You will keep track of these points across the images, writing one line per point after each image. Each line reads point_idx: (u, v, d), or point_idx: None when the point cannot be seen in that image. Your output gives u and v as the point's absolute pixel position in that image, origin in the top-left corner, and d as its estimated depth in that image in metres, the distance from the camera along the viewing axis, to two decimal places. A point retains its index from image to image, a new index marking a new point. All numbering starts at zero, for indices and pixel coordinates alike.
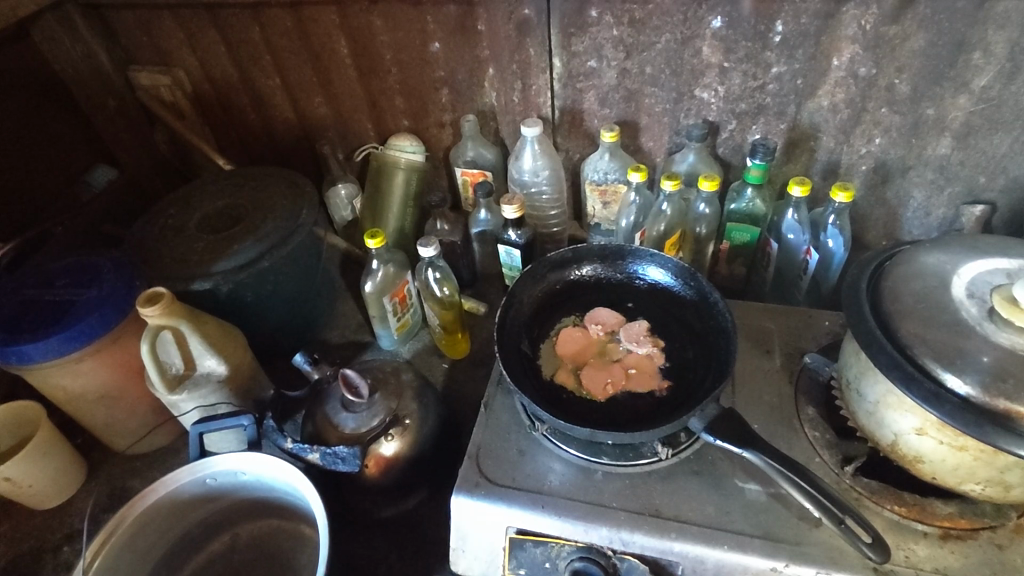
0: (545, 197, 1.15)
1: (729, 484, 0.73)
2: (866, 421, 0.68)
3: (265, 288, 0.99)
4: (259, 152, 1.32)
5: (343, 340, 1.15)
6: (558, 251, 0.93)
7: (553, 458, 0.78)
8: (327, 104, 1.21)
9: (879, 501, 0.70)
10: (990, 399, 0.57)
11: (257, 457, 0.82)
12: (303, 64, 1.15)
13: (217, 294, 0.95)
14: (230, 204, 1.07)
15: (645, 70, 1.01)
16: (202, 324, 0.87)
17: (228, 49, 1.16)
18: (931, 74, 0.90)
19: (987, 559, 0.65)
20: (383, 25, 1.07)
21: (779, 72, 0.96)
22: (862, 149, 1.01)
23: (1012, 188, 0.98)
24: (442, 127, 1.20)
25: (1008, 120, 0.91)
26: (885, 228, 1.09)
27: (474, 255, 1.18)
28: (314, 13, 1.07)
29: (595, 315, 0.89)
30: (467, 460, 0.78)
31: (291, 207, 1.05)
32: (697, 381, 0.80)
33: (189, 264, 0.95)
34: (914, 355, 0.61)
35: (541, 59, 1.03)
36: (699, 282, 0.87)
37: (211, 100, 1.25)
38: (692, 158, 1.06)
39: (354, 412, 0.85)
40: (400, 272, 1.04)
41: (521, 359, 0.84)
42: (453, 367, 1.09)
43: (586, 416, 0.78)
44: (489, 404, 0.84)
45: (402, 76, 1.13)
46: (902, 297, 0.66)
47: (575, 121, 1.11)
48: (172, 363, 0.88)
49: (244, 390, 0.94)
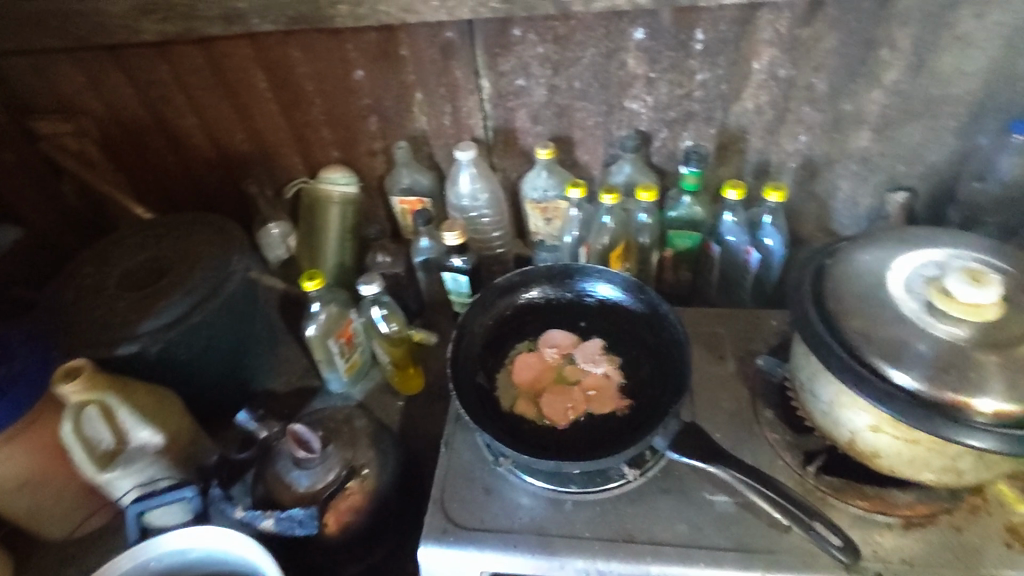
0: (487, 219, 1.13)
1: (699, 498, 0.73)
2: (823, 421, 0.69)
3: (199, 344, 0.93)
4: (182, 196, 1.24)
5: (290, 388, 1.09)
6: (504, 276, 0.92)
7: (520, 493, 0.76)
8: (249, 140, 1.15)
9: (844, 498, 0.70)
10: (938, 392, 0.58)
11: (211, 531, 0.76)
12: (220, 101, 1.09)
13: (146, 357, 0.88)
14: (153, 256, 1.00)
15: (574, 85, 1.01)
16: (131, 393, 0.81)
17: (136, 91, 1.08)
18: (846, 72, 0.93)
19: (948, 542, 0.67)
20: (302, 57, 1.02)
21: (703, 79, 0.97)
22: (789, 148, 1.03)
23: (930, 174, 1.03)
24: (373, 155, 1.16)
25: (920, 110, 0.96)
26: (818, 221, 1.12)
27: (420, 285, 1.15)
28: (226, 47, 1.02)
29: (548, 338, 0.87)
30: (432, 506, 0.75)
31: (221, 254, 0.99)
32: (658, 396, 0.79)
33: (112, 328, 0.88)
34: (862, 354, 0.62)
35: (468, 81, 1.02)
36: (648, 295, 0.87)
37: (122, 146, 1.16)
38: (628, 169, 1.07)
39: (307, 468, 0.80)
40: (344, 311, 1.01)
41: (478, 393, 0.82)
42: (409, 403, 1.05)
43: (550, 445, 0.76)
44: (450, 443, 0.81)
45: (326, 106, 1.09)
46: (845, 297, 0.67)
47: (510, 140, 1.09)
48: (102, 438, 0.80)
49: (186, 456, 0.88)
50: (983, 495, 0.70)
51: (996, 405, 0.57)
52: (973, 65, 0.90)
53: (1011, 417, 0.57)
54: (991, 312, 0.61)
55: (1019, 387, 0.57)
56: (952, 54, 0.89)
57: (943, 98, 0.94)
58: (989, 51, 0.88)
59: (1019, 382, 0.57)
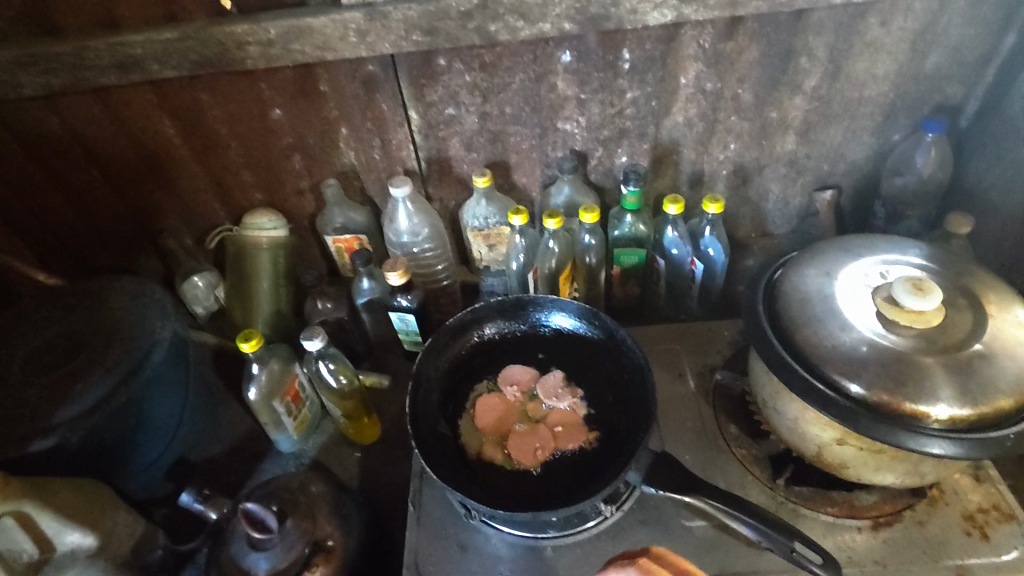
0: (429, 252, 1.09)
1: (677, 526, 0.72)
2: (789, 435, 0.70)
3: (127, 425, 0.85)
4: (90, 255, 1.13)
5: (235, 453, 1.02)
6: (456, 316, 0.88)
7: (498, 544, 0.73)
8: (161, 191, 1.06)
9: (815, 506, 0.72)
10: (897, 404, 0.60)
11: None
12: (123, 152, 1.00)
13: (67, 450, 0.79)
14: (64, 331, 0.90)
15: (505, 110, 0.98)
16: (52, 496, 0.72)
17: (24, 148, 0.98)
18: (768, 81, 0.95)
19: (915, 538, 0.69)
20: (212, 100, 0.95)
21: (634, 97, 0.97)
22: (720, 156, 1.05)
23: (852, 170, 1.07)
24: (301, 194, 1.09)
25: (838, 113, 0.99)
26: (754, 223, 1.15)
27: (365, 326, 1.10)
28: (124, 95, 0.93)
29: (508, 375, 0.85)
30: (406, 572, 0.72)
31: (142, 322, 0.91)
32: (626, 426, 0.78)
33: (24, 421, 0.79)
34: (823, 372, 0.63)
35: (396, 113, 0.98)
36: (604, 320, 0.86)
37: (14, 208, 1.05)
38: (567, 190, 1.06)
39: (265, 549, 0.75)
40: (287, 366, 0.94)
41: (441, 445, 0.78)
42: (367, 454, 1.00)
43: (523, 492, 0.74)
44: (417, 500, 0.77)
45: (244, 149, 1.02)
46: (798, 313, 0.68)
47: (444, 169, 1.06)
48: (21, 549, 0.70)
49: (126, 552, 0.80)
50: (940, 487, 0.72)
51: (950, 410, 0.59)
52: (883, 68, 0.94)
53: (964, 421, 0.59)
54: (934, 319, 0.63)
55: (968, 390, 0.60)
56: (864, 59, 0.93)
57: (859, 100, 0.98)
58: (897, 55, 0.93)
59: (968, 385, 0.60)
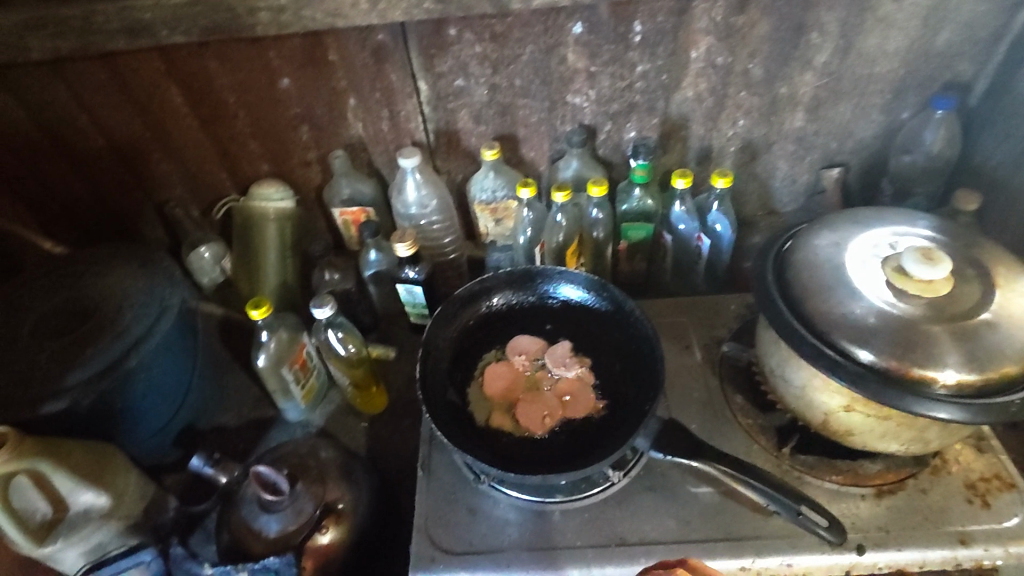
0: (437, 225, 1.09)
1: (683, 493, 0.73)
2: (796, 403, 0.71)
3: (136, 391, 0.85)
4: (95, 224, 1.13)
5: (242, 422, 1.02)
6: (465, 286, 0.89)
7: (507, 509, 0.74)
8: (168, 160, 1.05)
9: (820, 475, 0.73)
10: (905, 369, 0.61)
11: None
12: (130, 120, 0.99)
13: (77, 413, 0.80)
14: (72, 298, 0.90)
15: (514, 83, 0.98)
16: (66, 457, 0.72)
17: (29, 114, 0.97)
18: (779, 57, 0.95)
19: (918, 505, 0.70)
20: (220, 67, 0.94)
21: (644, 70, 0.97)
22: (729, 132, 1.05)
23: (860, 148, 1.07)
24: (308, 165, 1.09)
25: (848, 90, 0.99)
26: (760, 200, 1.15)
27: (372, 298, 1.10)
28: (131, 61, 0.92)
29: (516, 345, 0.85)
30: (417, 534, 0.72)
31: (151, 289, 0.91)
32: (634, 395, 0.79)
33: (34, 384, 0.79)
34: (832, 339, 0.64)
35: (405, 84, 0.97)
36: (612, 292, 0.87)
37: (19, 175, 1.04)
38: (576, 164, 1.06)
39: (276, 511, 0.76)
40: (296, 335, 0.95)
41: (451, 412, 0.79)
42: (374, 424, 1.00)
43: (531, 458, 0.75)
44: (427, 466, 0.78)
45: (252, 119, 1.01)
46: (809, 283, 0.68)
47: (452, 142, 1.06)
48: (35, 509, 0.72)
49: (138, 515, 0.81)
50: (942, 457, 0.74)
51: (958, 376, 0.60)
52: (894, 45, 0.94)
53: (971, 386, 0.60)
54: (942, 287, 0.64)
55: (976, 357, 0.60)
56: (875, 35, 0.93)
57: (868, 77, 0.98)
58: (908, 31, 0.93)
59: (976, 352, 0.61)
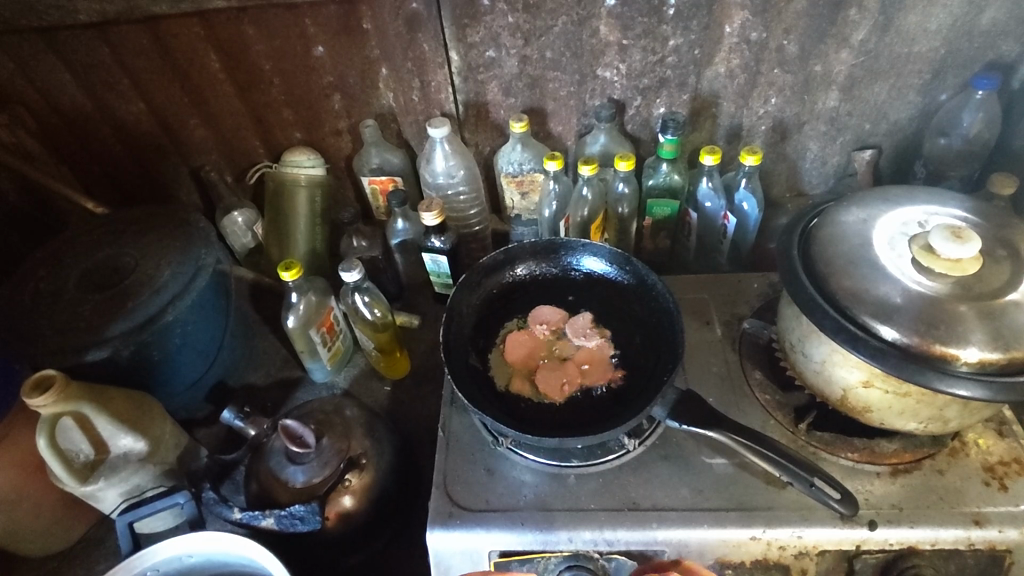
0: (463, 196, 1.11)
1: (697, 463, 0.75)
2: (814, 379, 0.72)
3: (173, 344, 0.89)
4: (134, 188, 1.16)
5: (270, 381, 1.06)
6: (489, 255, 0.90)
7: (524, 471, 0.76)
8: (204, 124, 1.08)
9: (835, 451, 0.74)
10: (928, 346, 0.61)
11: (252, 545, 0.72)
12: (169, 85, 1.02)
13: (118, 362, 0.83)
14: (113, 254, 0.94)
15: (546, 55, 0.98)
16: (108, 402, 0.76)
17: (74, 76, 1.00)
18: (815, 33, 0.94)
19: (933, 485, 0.70)
20: (257, 33, 0.96)
21: (677, 45, 0.96)
22: (760, 111, 1.04)
23: (894, 130, 1.06)
24: (340, 134, 1.11)
25: (885, 69, 0.97)
26: (789, 182, 1.14)
27: (398, 267, 1.12)
28: (173, 26, 0.95)
29: (538, 315, 0.86)
30: (436, 491, 0.75)
31: (188, 249, 0.94)
32: (653, 366, 0.80)
33: (78, 333, 0.83)
34: (855, 314, 0.64)
35: (437, 54, 0.98)
36: (635, 266, 0.88)
37: (63, 135, 1.08)
38: (603, 138, 1.06)
39: (302, 463, 0.79)
40: (324, 299, 0.97)
41: (471, 374, 0.81)
42: (396, 389, 1.03)
43: (549, 422, 0.77)
44: (447, 427, 0.80)
45: (286, 85, 1.03)
46: (833, 259, 0.68)
47: (481, 114, 1.07)
48: (79, 450, 0.77)
49: (172, 461, 0.85)
50: (961, 439, 0.74)
51: (980, 354, 0.60)
52: (935, 23, 0.92)
53: (994, 365, 0.60)
54: (970, 266, 0.63)
55: (1001, 336, 0.60)
56: (916, 12, 0.91)
57: (907, 56, 0.96)
58: (951, 9, 0.90)
59: (1001, 331, 0.60)
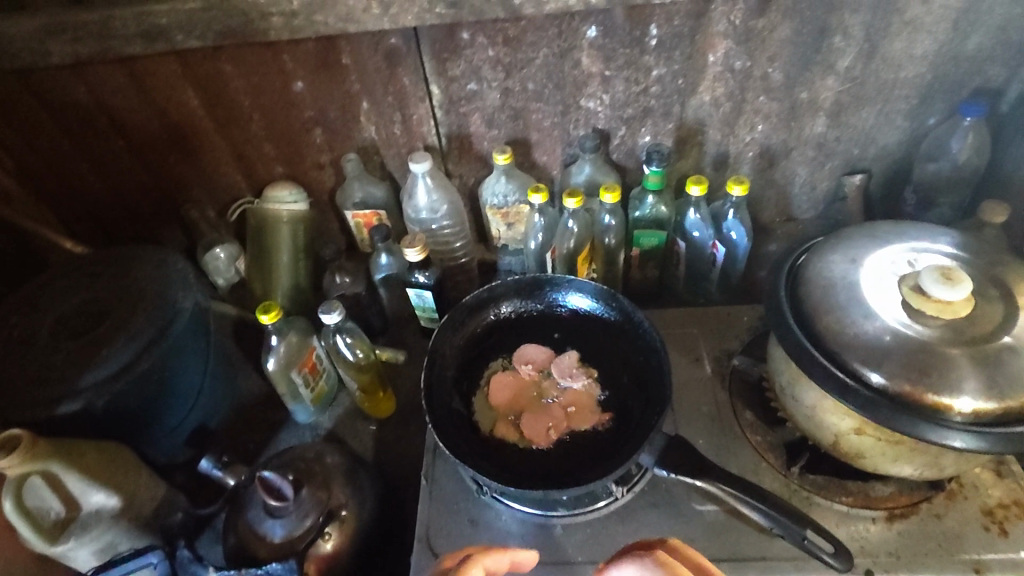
0: (448, 229, 1.09)
1: (687, 510, 0.72)
2: (805, 422, 0.70)
3: (150, 392, 0.87)
4: (114, 224, 1.15)
5: (253, 422, 1.04)
6: (472, 294, 0.89)
7: (509, 521, 0.73)
8: (184, 161, 1.06)
9: (829, 496, 0.71)
10: (920, 395, 0.59)
11: None
12: (147, 122, 1.00)
13: (92, 412, 0.81)
14: (89, 298, 0.92)
15: (528, 86, 0.97)
16: (79, 458, 0.74)
17: (51, 117, 0.98)
18: (800, 61, 0.92)
19: (931, 531, 0.68)
20: (235, 71, 0.95)
21: (660, 74, 0.95)
22: (747, 138, 1.02)
23: (883, 155, 1.04)
24: (322, 168, 1.09)
25: (872, 95, 0.96)
26: (778, 207, 1.12)
27: (383, 302, 1.10)
28: (149, 65, 0.93)
29: (523, 354, 0.85)
30: (418, 544, 0.73)
31: (165, 292, 0.92)
32: (641, 408, 0.78)
33: (50, 384, 0.81)
34: (844, 361, 0.62)
35: (417, 88, 0.97)
36: (621, 302, 0.86)
37: (42, 175, 1.06)
38: (588, 169, 1.05)
39: (280, 516, 0.76)
40: (305, 339, 0.95)
41: (455, 419, 0.79)
42: (381, 428, 1.01)
43: (534, 470, 0.74)
44: (430, 475, 0.78)
45: (266, 121, 1.01)
46: (821, 301, 0.66)
47: (464, 146, 1.05)
48: (49, 508, 0.73)
49: (149, 514, 0.82)
50: (959, 481, 0.71)
51: (974, 404, 0.58)
52: (921, 49, 0.91)
53: (988, 415, 0.58)
54: (962, 309, 0.62)
55: (995, 384, 0.58)
56: (901, 39, 0.90)
57: (894, 82, 0.95)
58: (937, 35, 0.89)
59: (995, 378, 0.58)
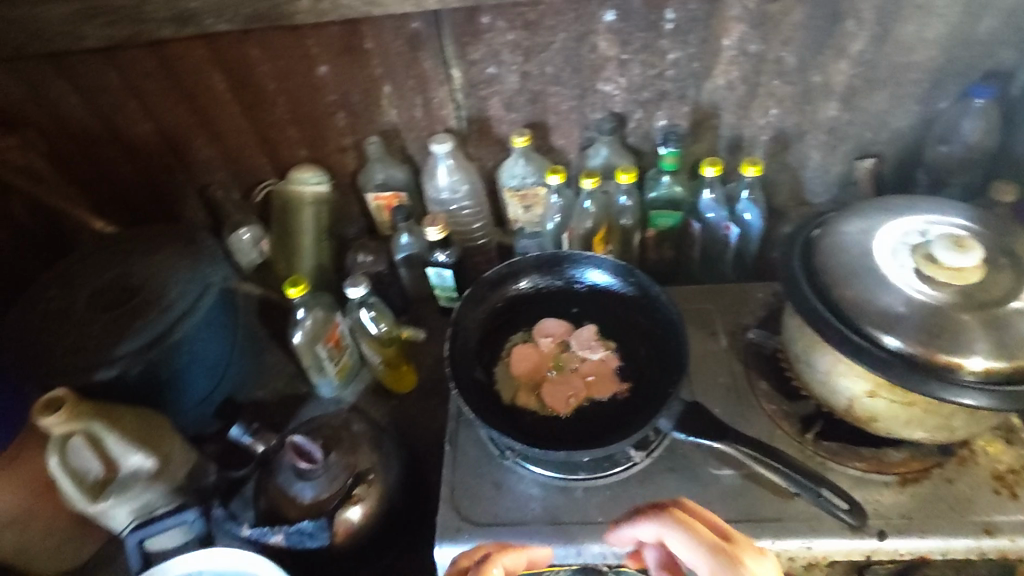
0: (467, 211, 1.14)
1: (705, 474, 0.75)
2: (820, 389, 0.72)
3: (181, 362, 0.90)
4: (142, 206, 1.18)
5: (278, 397, 1.07)
6: (493, 269, 0.91)
7: (531, 484, 0.76)
8: (210, 143, 1.09)
9: (842, 461, 0.73)
10: (933, 355, 0.61)
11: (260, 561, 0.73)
12: (176, 105, 1.04)
13: (127, 380, 0.84)
14: (122, 273, 0.95)
15: (546, 70, 0.99)
16: (117, 421, 0.77)
17: (83, 99, 1.02)
18: (813, 45, 0.94)
19: (943, 494, 0.70)
20: (262, 55, 0.98)
21: (675, 58, 0.97)
22: (761, 121, 1.04)
23: (895, 138, 1.06)
24: (344, 151, 1.11)
25: (884, 78, 0.98)
26: (792, 190, 1.14)
27: (404, 281, 1.13)
28: (179, 49, 0.96)
29: (543, 328, 0.87)
30: (443, 505, 0.75)
31: (194, 267, 0.95)
32: (658, 377, 0.81)
33: (87, 352, 0.84)
34: (858, 325, 0.64)
35: (438, 72, 1.00)
36: (638, 277, 0.88)
37: (73, 156, 1.09)
38: (605, 151, 1.07)
39: (310, 479, 0.79)
40: (330, 315, 0.97)
41: (477, 388, 0.82)
42: (403, 402, 1.04)
43: (555, 435, 0.77)
44: (454, 441, 0.81)
45: (291, 104, 1.04)
46: (835, 270, 0.68)
47: (484, 129, 1.08)
48: (89, 468, 0.77)
49: (182, 478, 0.86)
50: (970, 448, 0.73)
51: (985, 363, 0.60)
52: (932, 33, 0.93)
53: (999, 374, 0.60)
54: (972, 275, 0.64)
55: (1005, 345, 0.60)
56: (913, 22, 0.92)
57: (905, 65, 0.96)
58: (948, 18, 0.91)
59: (1005, 339, 0.60)
